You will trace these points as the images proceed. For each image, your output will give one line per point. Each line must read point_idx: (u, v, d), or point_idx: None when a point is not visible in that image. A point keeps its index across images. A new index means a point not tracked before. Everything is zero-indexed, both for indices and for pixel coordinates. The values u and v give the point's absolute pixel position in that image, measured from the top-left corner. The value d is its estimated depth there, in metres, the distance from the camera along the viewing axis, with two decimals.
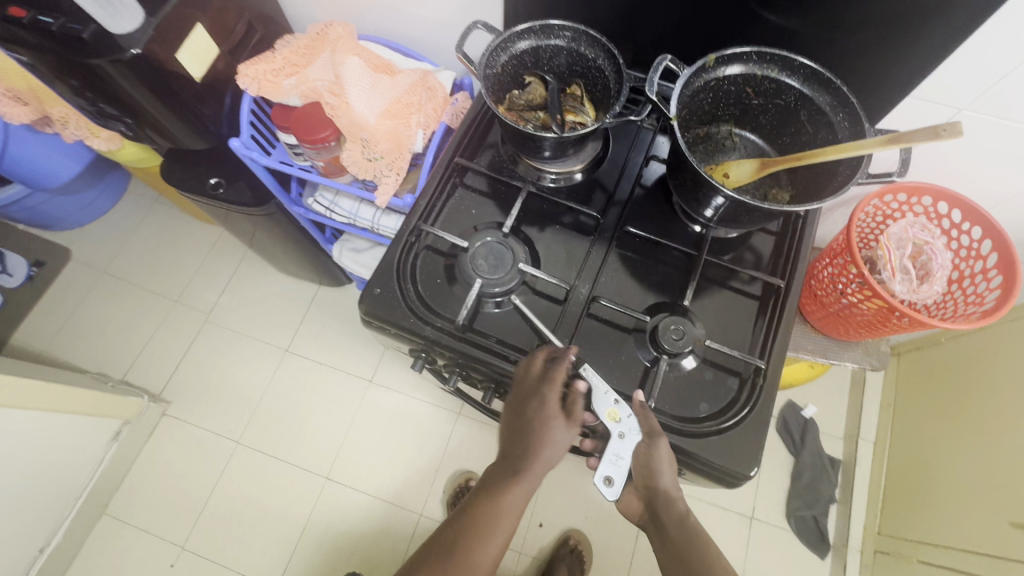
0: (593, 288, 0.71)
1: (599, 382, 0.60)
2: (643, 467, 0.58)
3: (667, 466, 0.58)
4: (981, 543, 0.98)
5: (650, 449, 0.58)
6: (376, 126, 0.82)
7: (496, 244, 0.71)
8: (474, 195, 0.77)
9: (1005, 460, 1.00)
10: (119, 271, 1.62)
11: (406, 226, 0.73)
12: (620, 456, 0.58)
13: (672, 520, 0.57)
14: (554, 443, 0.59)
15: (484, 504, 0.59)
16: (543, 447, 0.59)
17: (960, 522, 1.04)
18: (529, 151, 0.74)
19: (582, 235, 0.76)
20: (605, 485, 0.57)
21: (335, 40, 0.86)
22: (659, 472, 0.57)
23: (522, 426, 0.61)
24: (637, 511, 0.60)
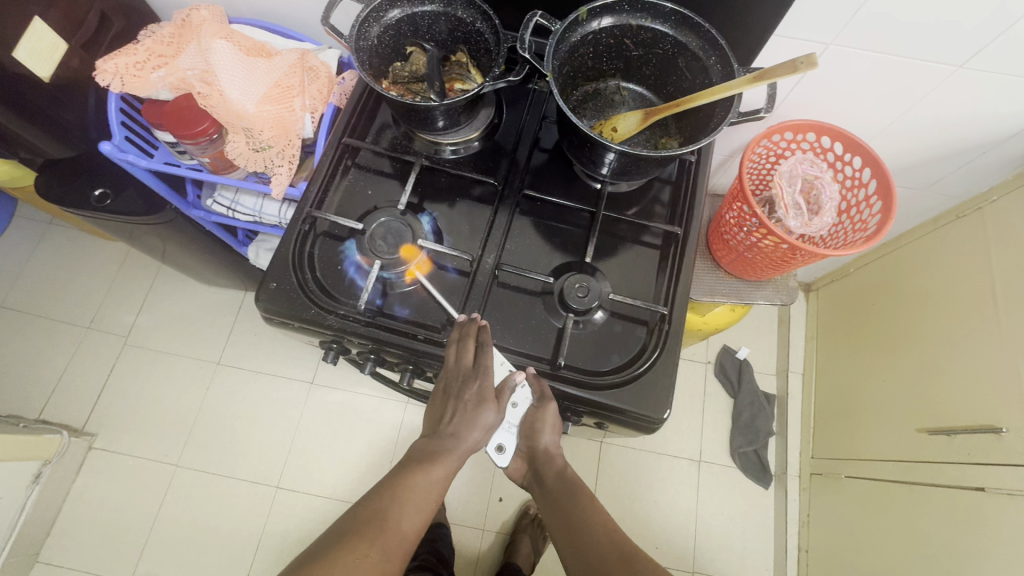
0: (498, 257, 0.70)
1: (493, 352, 0.62)
2: (527, 429, 0.62)
3: (551, 429, 0.62)
4: (896, 451, 1.07)
5: (539, 411, 0.61)
6: (257, 113, 0.78)
7: (393, 223, 0.68)
8: (370, 175, 0.75)
9: (913, 374, 1.08)
10: (18, 302, 1.48)
11: (298, 214, 0.69)
12: (510, 424, 0.62)
13: (553, 477, 0.65)
14: (483, 424, 0.60)
15: (400, 484, 0.60)
16: (472, 427, 0.60)
17: (877, 435, 1.13)
18: (420, 124, 0.71)
19: (485, 206, 0.74)
20: (496, 452, 0.62)
21: (200, 26, 0.80)
22: (540, 434, 0.61)
23: (455, 408, 0.61)
24: (522, 472, 0.68)
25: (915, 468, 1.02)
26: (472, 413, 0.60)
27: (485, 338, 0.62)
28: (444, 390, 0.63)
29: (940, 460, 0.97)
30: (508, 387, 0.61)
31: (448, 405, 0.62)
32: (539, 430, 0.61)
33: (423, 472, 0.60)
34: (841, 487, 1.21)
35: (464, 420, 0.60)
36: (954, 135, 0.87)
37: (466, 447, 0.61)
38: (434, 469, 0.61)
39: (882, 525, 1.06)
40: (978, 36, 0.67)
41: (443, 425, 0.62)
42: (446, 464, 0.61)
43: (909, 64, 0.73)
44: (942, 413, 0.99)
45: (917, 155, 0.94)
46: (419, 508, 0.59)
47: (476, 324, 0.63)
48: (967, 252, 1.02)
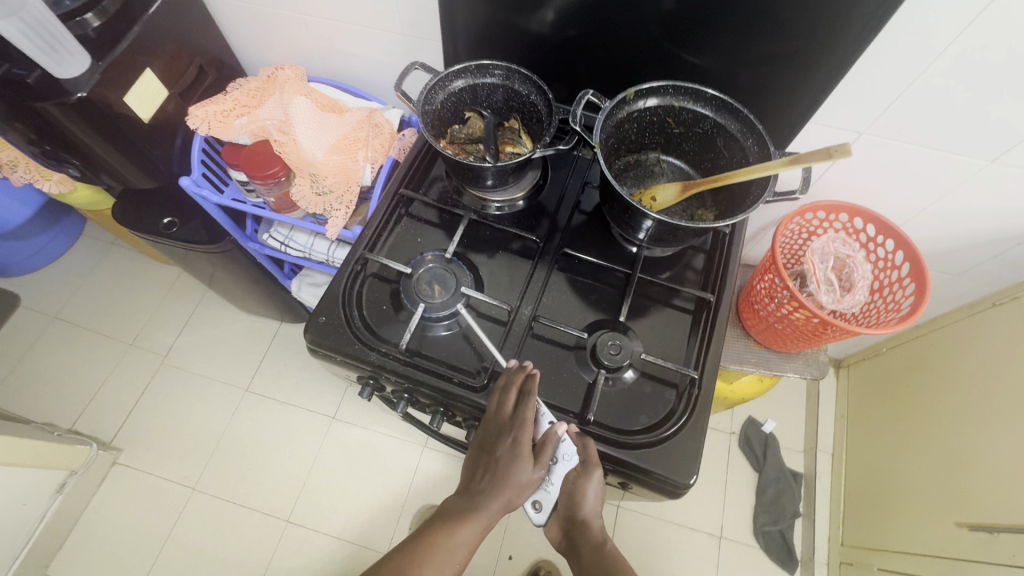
0: (535, 309, 0.73)
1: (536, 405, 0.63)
2: (568, 492, 0.62)
3: (593, 491, 0.61)
4: (934, 546, 1.01)
5: (582, 473, 0.61)
6: (325, 161, 0.84)
7: (439, 269, 0.72)
8: (420, 224, 0.80)
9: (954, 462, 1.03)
10: (70, 316, 1.57)
11: (352, 255, 0.74)
12: (549, 484, 0.62)
13: (589, 554, 0.60)
14: (519, 481, 0.60)
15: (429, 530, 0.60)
16: (508, 485, 0.60)
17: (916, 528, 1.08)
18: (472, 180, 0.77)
19: (524, 260, 0.79)
20: (533, 509, 0.63)
21: (286, 85, 0.89)
22: (581, 499, 0.61)
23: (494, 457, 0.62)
24: (558, 537, 0.64)
25: (953, 566, 0.96)
26: (509, 470, 0.60)
27: (532, 391, 0.63)
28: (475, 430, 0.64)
29: (983, 560, 0.92)
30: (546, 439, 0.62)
31: (483, 452, 0.62)
32: (585, 492, 0.61)
33: (459, 528, 0.60)
34: None
35: (501, 476, 0.60)
36: (989, 225, 0.88)
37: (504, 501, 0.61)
38: (467, 526, 0.60)
39: None
40: (1007, 136, 0.71)
41: (480, 478, 0.62)
42: (478, 522, 0.60)
43: (941, 156, 0.77)
44: (984, 508, 0.94)
45: (951, 241, 0.96)
46: (449, 564, 0.59)
47: (524, 373, 0.64)
48: (1003, 338, 1.01)
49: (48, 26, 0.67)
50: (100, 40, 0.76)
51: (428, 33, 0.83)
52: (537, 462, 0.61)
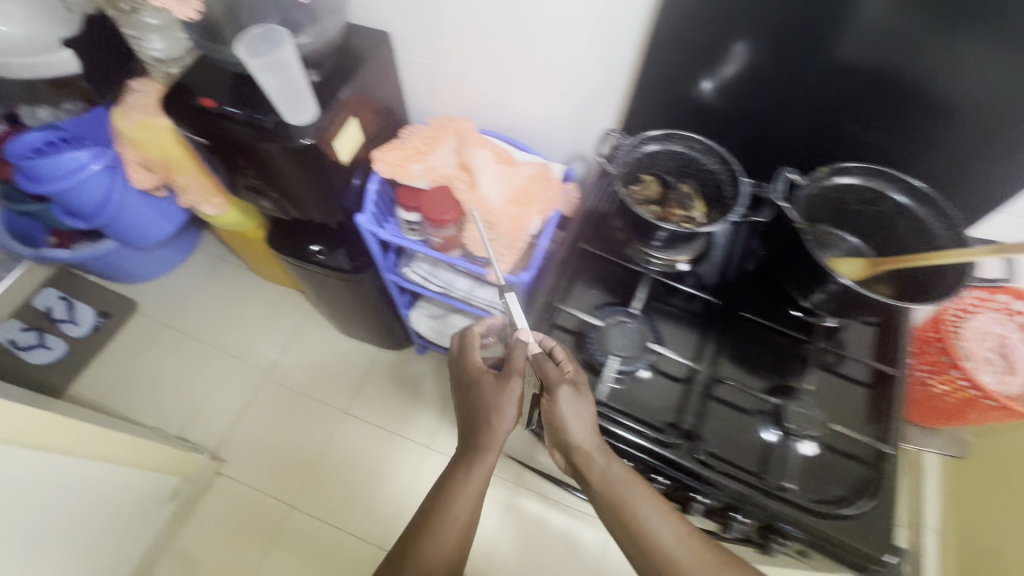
0: (715, 370, 0.76)
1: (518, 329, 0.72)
2: (551, 423, 0.68)
3: (575, 419, 0.66)
4: None
5: (551, 400, 0.66)
6: (502, 210, 0.89)
7: (627, 324, 0.76)
8: (596, 276, 0.83)
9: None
10: (182, 324, 1.66)
11: (542, 302, 0.80)
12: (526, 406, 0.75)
13: (594, 478, 0.67)
14: (501, 415, 0.76)
15: None
16: (495, 416, 0.76)
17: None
18: (642, 236, 0.80)
19: (697, 319, 0.81)
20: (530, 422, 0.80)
21: (465, 138, 0.96)
22: (562, 427, 0.66)
23: (491, 394, 0.77)
24: (565, 462, 0.72)
25: None
26: (493, 401, 0.77)
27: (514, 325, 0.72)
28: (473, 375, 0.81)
29: None
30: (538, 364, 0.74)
31: (479, 391, 0.78)
32: (581, 417, 0.66)
33: (466, 470, 0.76)
34: None
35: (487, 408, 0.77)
36: None
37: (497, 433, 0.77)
38: (476, 466, 0.76)
39: None
40: None
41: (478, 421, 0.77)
42: (486, 459, 0.76)
43: None
44: None
45: None
46: (464, 502, 0.75)
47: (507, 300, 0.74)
48: None
49: (296, 85, 0.74)
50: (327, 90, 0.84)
51: (609, 98, 0.91)
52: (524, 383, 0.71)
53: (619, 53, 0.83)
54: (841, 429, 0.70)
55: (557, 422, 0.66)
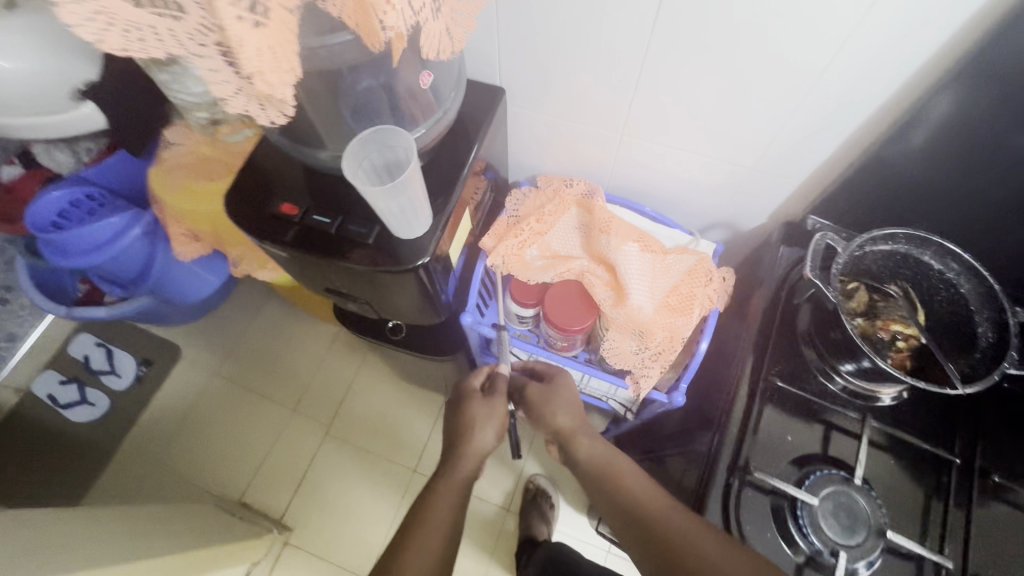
0: (965, 558, 0.58)
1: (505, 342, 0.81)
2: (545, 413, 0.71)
3: (562, 409, 0.71)
4: None
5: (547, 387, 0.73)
6: (653, 319, 0.71)
7: (846, 496, 0.59)
8: (789, 413, 0.65)
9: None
10: (232, 373, 1.52)
11: (727, 456, 0.63)
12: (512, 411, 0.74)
13: (587, 464, 0.65)
14: (483, 426, 0.70)
15: None
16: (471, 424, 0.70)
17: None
18: (842, 356, 0.65)
19: (925, 475, 0.63)
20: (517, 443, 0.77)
21: (592, 218, 0.77)
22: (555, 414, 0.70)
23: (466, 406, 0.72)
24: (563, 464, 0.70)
25: None
26: (484, 411, 0.71)
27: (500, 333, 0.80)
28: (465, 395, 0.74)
29: None
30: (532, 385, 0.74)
31: (464, 404, 0.72)
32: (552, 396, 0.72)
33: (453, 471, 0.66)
34: None
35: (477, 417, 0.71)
36: None
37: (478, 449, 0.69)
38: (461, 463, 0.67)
39: None
40: None
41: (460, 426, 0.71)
42: (461, 466, 0.66)
43: None
44: None
45: None
46: (447, 509, 0.61)
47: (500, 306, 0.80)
48: None
49: (414, 202, 0.56)
50: (442, 174, 0.65)
51: (797, 168, 0.71)
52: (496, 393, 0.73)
53: (835, 122, 0.62)
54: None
55: (550, 405, 0.71)
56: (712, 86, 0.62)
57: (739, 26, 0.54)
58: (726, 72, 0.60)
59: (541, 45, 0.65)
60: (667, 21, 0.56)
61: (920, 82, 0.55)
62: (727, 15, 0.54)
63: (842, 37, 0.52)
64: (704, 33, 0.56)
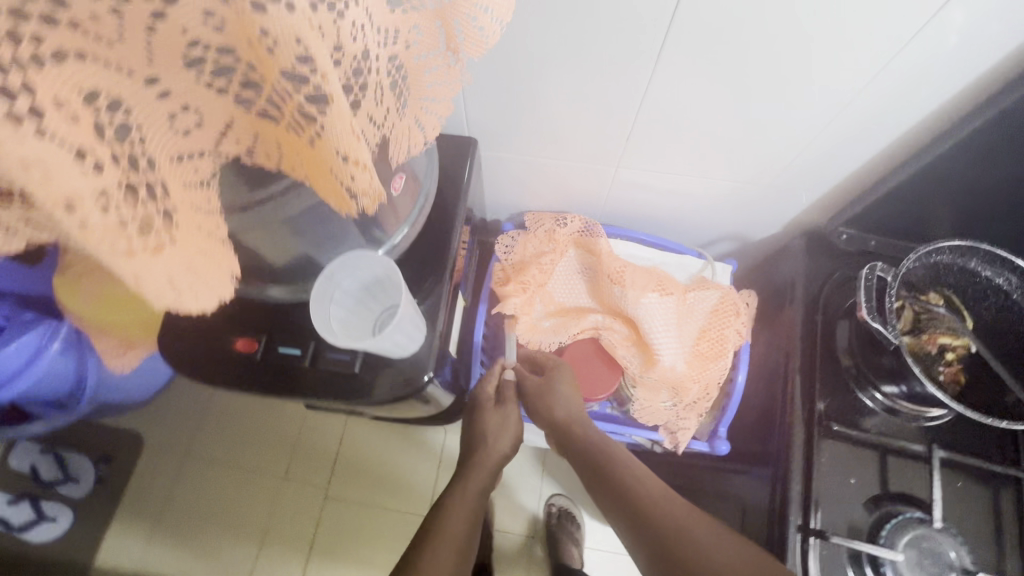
0: None
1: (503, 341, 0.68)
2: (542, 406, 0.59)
3: (565, 397, 0.60)
4: None
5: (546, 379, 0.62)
6: (683, 370, 0.64)
7: (926, 540, 0.55)
8: (846, 452, 0.60)
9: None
10: (195, 448, 1.08)
11: (790, 516, 0.58)
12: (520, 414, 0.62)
13: (589, 459, 0.55)
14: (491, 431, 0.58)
15: None
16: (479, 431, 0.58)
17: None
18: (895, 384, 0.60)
19: (1000, 496, 0.59)
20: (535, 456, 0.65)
21: (597, 262, 0.68)
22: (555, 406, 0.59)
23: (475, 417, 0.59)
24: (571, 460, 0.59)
25: None
26: (490, 417, 0.59)
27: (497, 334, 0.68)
28: (474, 406, 0.60)
29: None
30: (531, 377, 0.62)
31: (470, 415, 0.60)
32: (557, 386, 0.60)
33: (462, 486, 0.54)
34: None
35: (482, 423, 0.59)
36: None
37: (495, 461, 0.57)
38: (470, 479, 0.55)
39: None
40: None
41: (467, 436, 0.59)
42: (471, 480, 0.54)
43: None
44: None
45: None
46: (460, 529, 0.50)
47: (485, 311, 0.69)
48: None
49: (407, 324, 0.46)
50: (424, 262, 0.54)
51: (824, 181, 0.63)
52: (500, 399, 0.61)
53: (876, 133, 0.54)
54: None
55: (550, 397, 0.59)
56: (726, 111, 0.53)
57: (780, 46, 0.44)
58: (753, 95, 0.51)
59: (526, 87, 0.52)
60: (690, 49, 0.45)
61: (970, 89, 0.48)
62: (768, 36, 0.43)
63: (899, 49, 0.43)
64: (730, 51, 0.45)
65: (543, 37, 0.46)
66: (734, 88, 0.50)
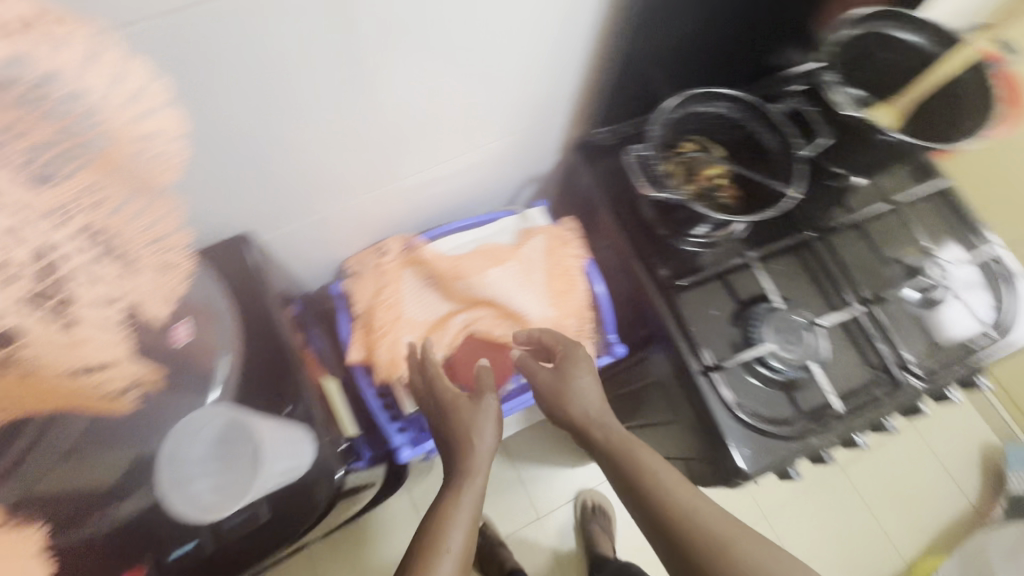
0: (858, 291, 0.72)
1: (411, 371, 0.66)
2: (556, 396, 0.61)
3: (589, 386, 0.61)
4: None
5: (574, 354, 0.62)
6: (556, 313, 0.71)
7: (783, 320, 0.68)
8: (700, 295, 0.71)
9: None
10: None
11: (693, 368, 0.66)
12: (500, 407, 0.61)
13: (618, 455, 0.57)
14: (487, 424, 0.55)
15: None
16: (470, 429, 0.55)
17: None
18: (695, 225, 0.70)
19: (807, 258, 0.74)
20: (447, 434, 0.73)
21: (432, 269, 0.70)
22: (568, 397, 0.60)
23: (464, 415, 0.56)
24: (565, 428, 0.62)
25: None
26: (475, 416, 0.55)
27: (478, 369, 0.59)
28: (449, 407, 0.57)
29: None
30: (545, 371, 0.62)
31: (449, 420, 0.56)
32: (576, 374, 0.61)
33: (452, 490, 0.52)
34: None
35: (468, 418, 0.55)
36: None
37: (485, 456, 0.54)
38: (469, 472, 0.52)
39: None
40: None
41: (453, 437, 0.55)
42: (472, 476, 0.52)
43: None
44: None
45: None
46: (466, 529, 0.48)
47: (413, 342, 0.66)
48: None
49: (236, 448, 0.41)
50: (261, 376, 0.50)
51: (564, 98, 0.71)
52: (477, 395, 0.57)
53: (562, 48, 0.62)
54: (955, 269, 0.74)
55: (567, 392, 0.60)
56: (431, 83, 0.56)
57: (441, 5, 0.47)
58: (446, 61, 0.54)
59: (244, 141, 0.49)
60: (368, 35, 0.46)
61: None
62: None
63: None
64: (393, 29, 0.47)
65: (223, 85, 0.43)
66: (429, 56, 0.52)
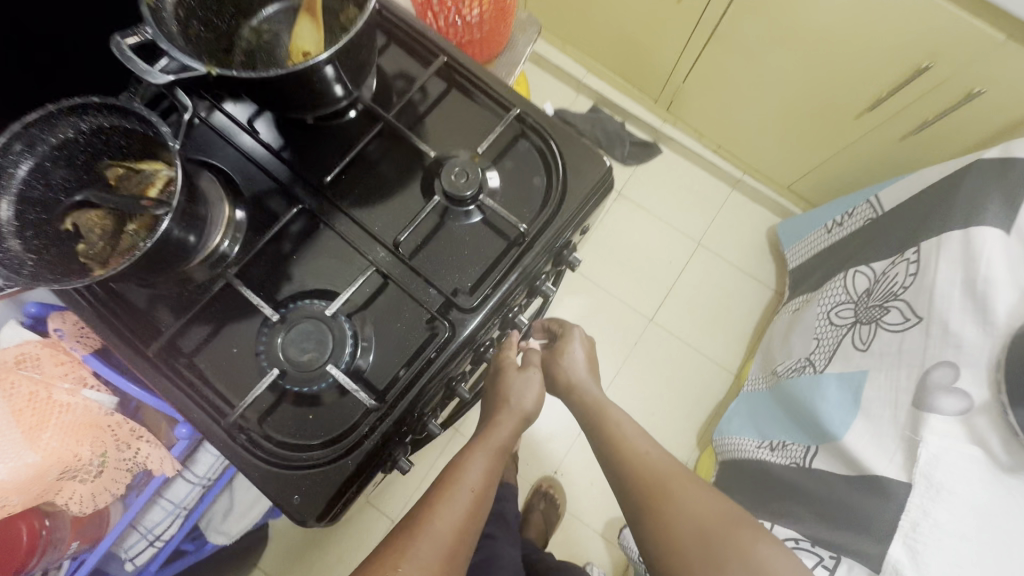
0: (384, 241, 0.62)
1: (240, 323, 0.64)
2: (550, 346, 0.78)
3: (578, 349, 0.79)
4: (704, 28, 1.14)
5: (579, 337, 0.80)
6: (48, 449, 0.59)
7: (295, 329, 0.57)
8: (212, 344, 0.59)
9: (824, 89, 1.09)
10: None
11: (220, 436, 0.55)
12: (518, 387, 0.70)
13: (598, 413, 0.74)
14: (530, 385, 0.68)
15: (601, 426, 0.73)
16: (520, 385, 0.68)
17: (872, 157, 1.17)
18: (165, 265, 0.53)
19: (321, 231, 0.62)
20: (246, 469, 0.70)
21: None
22: (573, 352, 0.78)
23: (505, 381, 0.69)
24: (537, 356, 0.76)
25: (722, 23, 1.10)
26: (523, 379, 0.69)
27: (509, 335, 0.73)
28: (503, 369, 0.70)
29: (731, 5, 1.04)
30: (543, 349, 0.82)
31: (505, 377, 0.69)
32: (568, 349, 0.78)
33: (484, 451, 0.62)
34: (690, 94, 1.36)
35: (522, 385, 0.68)
36: None
37: (519, 415, 0.66)
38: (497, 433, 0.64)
39: (762, 73, 1.15)
40: None
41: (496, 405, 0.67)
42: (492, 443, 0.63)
43: None
44: None
45: None
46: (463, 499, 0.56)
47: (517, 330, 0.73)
48: None
49: None
50: None
51: None
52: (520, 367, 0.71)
53: None
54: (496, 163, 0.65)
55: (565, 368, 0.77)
56: None
57: None
58: None
59: None
60: None
61: None
62: None
63: None
64: None
65: None
66: None
